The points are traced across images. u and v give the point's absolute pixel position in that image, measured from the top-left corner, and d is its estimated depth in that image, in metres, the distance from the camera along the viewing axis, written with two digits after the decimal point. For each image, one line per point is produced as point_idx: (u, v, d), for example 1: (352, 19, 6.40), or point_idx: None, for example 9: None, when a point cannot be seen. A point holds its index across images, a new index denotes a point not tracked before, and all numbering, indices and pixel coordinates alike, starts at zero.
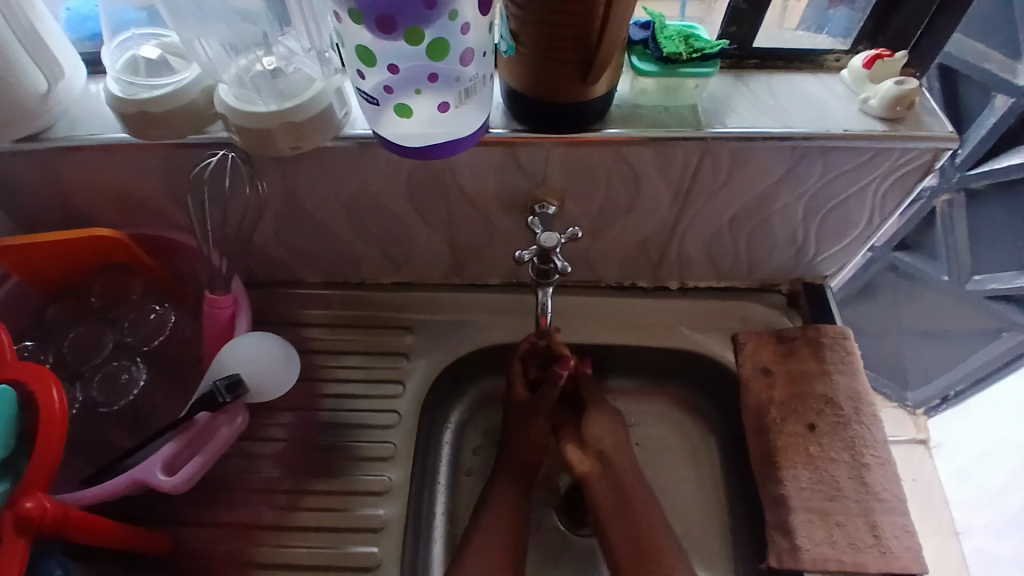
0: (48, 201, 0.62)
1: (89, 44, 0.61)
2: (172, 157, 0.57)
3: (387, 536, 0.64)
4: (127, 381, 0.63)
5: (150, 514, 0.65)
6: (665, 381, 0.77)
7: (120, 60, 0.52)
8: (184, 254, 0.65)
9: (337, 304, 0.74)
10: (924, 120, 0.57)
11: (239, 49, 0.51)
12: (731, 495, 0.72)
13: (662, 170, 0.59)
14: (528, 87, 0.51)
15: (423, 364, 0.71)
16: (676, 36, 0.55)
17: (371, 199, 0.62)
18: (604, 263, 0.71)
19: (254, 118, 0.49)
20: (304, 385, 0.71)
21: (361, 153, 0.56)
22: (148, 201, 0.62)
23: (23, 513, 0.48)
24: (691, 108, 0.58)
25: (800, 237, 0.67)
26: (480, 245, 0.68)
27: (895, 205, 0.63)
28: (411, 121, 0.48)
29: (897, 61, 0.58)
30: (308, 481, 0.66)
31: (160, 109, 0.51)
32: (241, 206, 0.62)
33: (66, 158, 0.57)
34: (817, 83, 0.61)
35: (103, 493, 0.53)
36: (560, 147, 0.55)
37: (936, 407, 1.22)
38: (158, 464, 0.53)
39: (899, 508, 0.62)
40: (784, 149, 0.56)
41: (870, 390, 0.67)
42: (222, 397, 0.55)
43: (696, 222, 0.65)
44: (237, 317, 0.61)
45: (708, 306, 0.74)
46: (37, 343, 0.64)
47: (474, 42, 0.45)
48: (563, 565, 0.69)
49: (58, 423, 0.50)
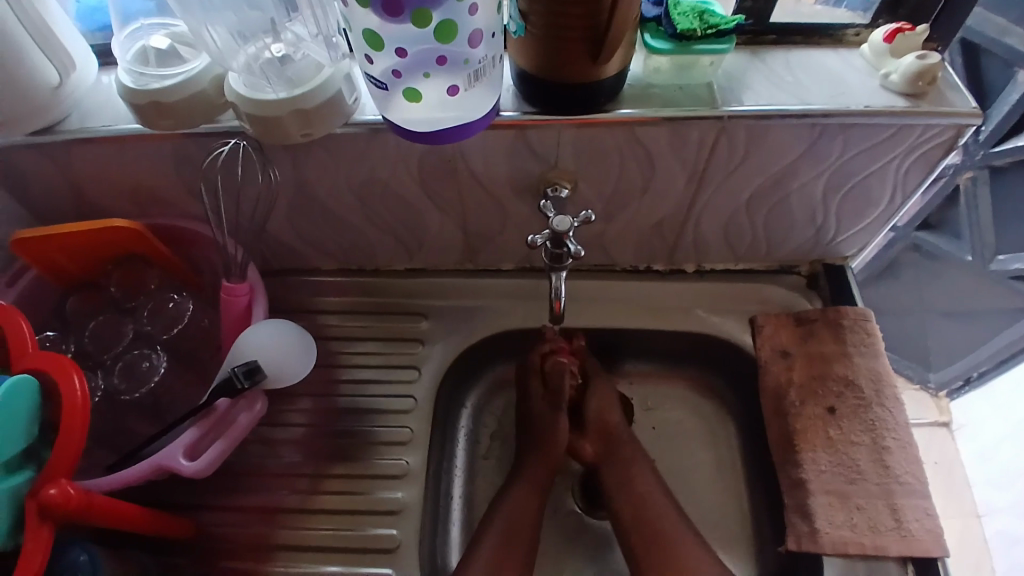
0: (64, 192, 0.62)
1: (100, 36, 0.61)
2: (184, 147, 0.57)
3: (406, 519, 0.64)
4: (148, 368, 0.64)
5: (174, 499, 0.66)
6: (682, 365, 0.76)
7: (131, 50, 0.52)
8: (199, 244, 0.65)
9: (352, 291, 0.74)
10: (947, 95, 0.55)
11: (247, 37, 0.51)
12: (749, 478, 0.72)
13: (676, 151, 0.57)
14: (538, 69, 0.50)
15: (439, 349, 0.72)
16: (691, 12, 0.54)
17: (382, 186, 0.62)
18: (619, 247, 0.71)
19: (263, 105, 0.49)
20: (321, 371, 0.71)
21: (372, 139, 0.55)
22: (163, 192, 0.63)
23: (47, 500, 0.49)
24: (706, 86, 0.56)
25: (820, 216, 0.66)
26: (492, 230, 0.68)
27: (917, 182, 0.61)
28: (421, 105, 0.47)
29: (920, 34, 0.56)
30: (328, 466, 0.67)
31: (171, 99, 0.50)
32: (254, 195, 0.62)
33: (80, 150, 0.57)
34: (836, 57, 0.60)
35: (127, 479, 0.54)
36: (572, 128, 0.54)
37: (958, 390, 1.21)
38: (181, 449, 0.54)
39: (920, 491, 0.61)
40: (803, 126, 0.55)
41: (890, 371, 0.66)
42: (240, 383, 0.56)
43: (712, 203, 0.64)
44: (254, 306, 0.61)
45: (725, 289, 0.73)
46: (59, 334, 0.66)
47: (482, 23, 0.44)
48: (580, 548, 0.69)
49: (79, 412, 0.51)
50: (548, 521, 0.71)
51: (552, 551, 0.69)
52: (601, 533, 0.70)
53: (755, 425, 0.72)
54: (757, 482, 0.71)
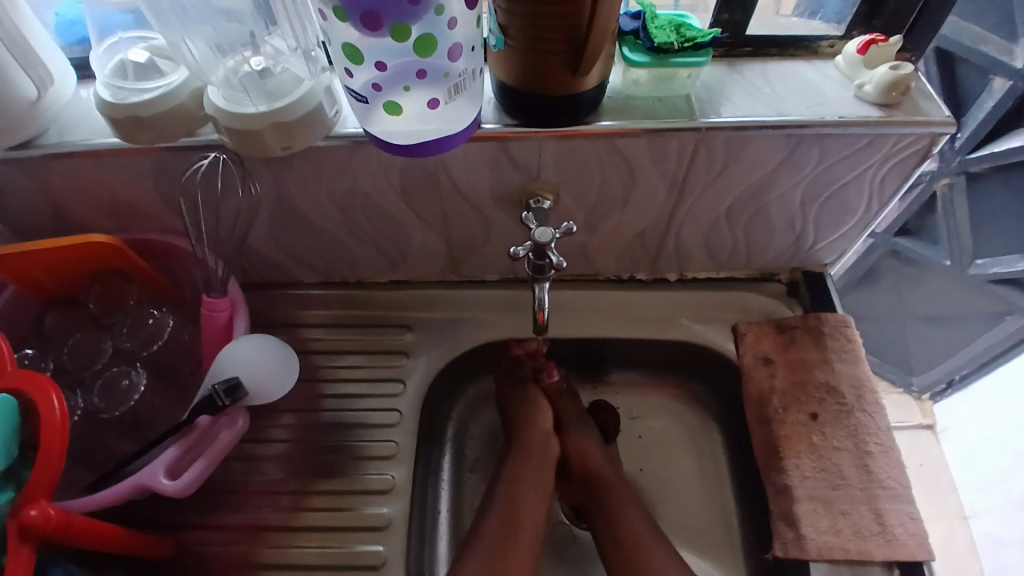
0: (42, 208, 0.61)
1: (79, 50, 0.61)
2: (164, 161, 0.56)
3: (392, 534, 0.64)
4: (127, 387, 0.63)
5: (155, 518, 0.65)
6: (666, 374, 0.77)
7: (108, 64, 0.51)
8: (180, 259, 0.65)
9: (335, 304, 0.74)
10: (920, 104, 0.56)
11: (225, 50, 0.51)
12: (735, 486, 0.72)
13: (657, 161, 0.58)
14: (517, 81, 0.50)
15: (423, 361, 0.71)
16: (668, 26, 0.55)
17: (365, 199, 0.61)
18: (602, 256, 0.71)
19: (243, 119, 0.49)
20: (304, 386, 0.71)
21: (353, 152, 0.55)
22: (143, 206, 0.62)
23: (27, 521, 0.48)
24: (685, 97, 0.57)
25: (799, 224, 0.67)
26: (476, 241, 0.68)
27: (893, 190, 0.62)
28: (402, 118, 0.47)
29: (892, 46, 0.57)
30: (312, 481, 0.66)
31: (151, 112, 0.50)
32: (234, 208, 0.62)
33: (59, 165, 0.57)
34: (812, 69, 0.61)
35: (105, 499, 0.53)
36: (554, 140, 0.55)
37: (942, 392, 1.22)
38: (161, 468, 0.53)
39: (903, 495, 0.61)
40: (780, 137, 0.56)
41: (872, 377, 0.67)
42: (222, 401, 0.55)
43: (693, 212, 0.65)
44: (235, 320, 0.60)
45: (708, 297, 0.74)
46: (37, 351, 0.65)
47: (462, 37, 0.45)
48: (568, 559, 0.69)
49: (59, 428, 0.50)
50: None
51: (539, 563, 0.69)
52: (589, 544, 0.70)
53: (739, 433, 0.72)
54: (743, 490, 0.71)
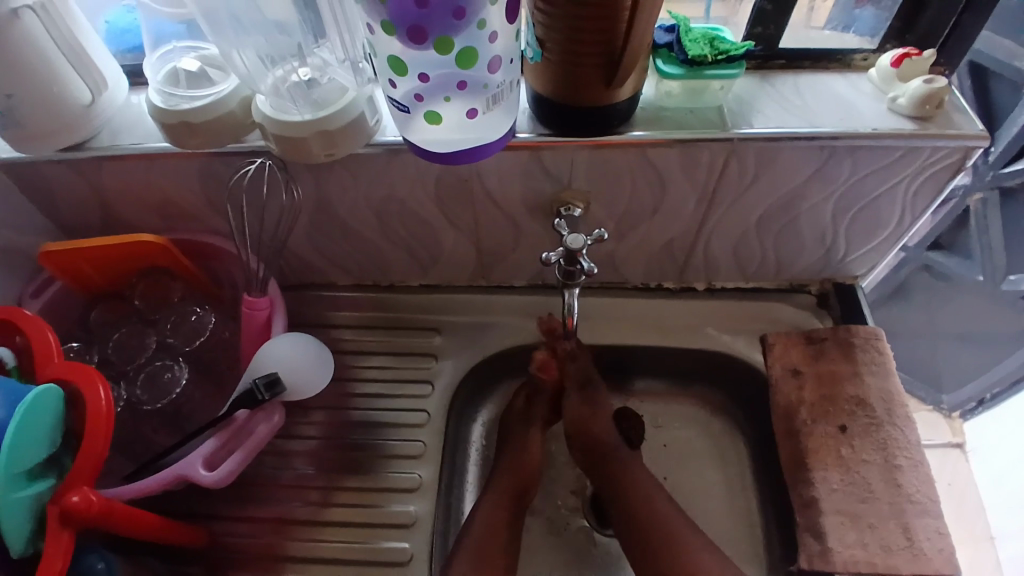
0: (94, 207, 0.64)
1: (129, 57, 0.64)
2: (212, 164, 0.59)
3: (418, 532, 0.65)
4: (169, 380, 0.65)
5: (190, 509, 0.67)
6: (693, 383, 0.77)
7: (161, 71, 0.54)
8: (220, 260, 0.67)
9: (367, 306, 0.76)
10: (954, 118, 0.56)
11: (275, 60, 0.53)
12: (760, 496, 0.72)
13: (688, 171, 0.59)
14: (554, 93, 0.52)
15: (452, 364, 0.73)
16: (702, 38, 0.55)
17: (400, 205, 0.63)
18: (630, 264, 0.72)
19: (288, 126, 0.50)
20: (336, 385, 0.72)
21: (392, 159, 0.57)
22: (187, 208, 0.65)
23: (70, 506, 0.51)
24: (717, 109, 0.58)
25: (830, 236, 0.67)
26: (506, 247, 0.69)
27: (926, 204, 0.62)
28: (440, 127, 0.49)
29: (925, 61, 0.57)
30: (341, 478, 0.68)
31: (200, 119, 0.53)
32: (276, 213, 0.64)
33: (110, 166, 0.60)
34: (844, 81, 0.61)
35: (148, 488, 0.55)
36: (586, 149, 0.56)
37: (972, 410, 1.20)
38: (200, 460, 0.55)
39: (931, 511, 0.61)
40: (812, 149, 0.56)
41: (902, 391, 0.66)
42: (261, 394, 0.57)
43: (723, 223, 0.65)
44: (274, 319, 0.62)
45: (736, 307, 0.74)
46: (83, 344, 0.67)
47: (502, 50, 0.46)
48: (590, 564, 0.70)
49: (103, 418, 0.52)
50: (559, 537, 0.71)
51: (563, 566, 0.70)
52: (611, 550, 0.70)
53: (767, 444, 0.72)
54: (769, 501, 0.71)
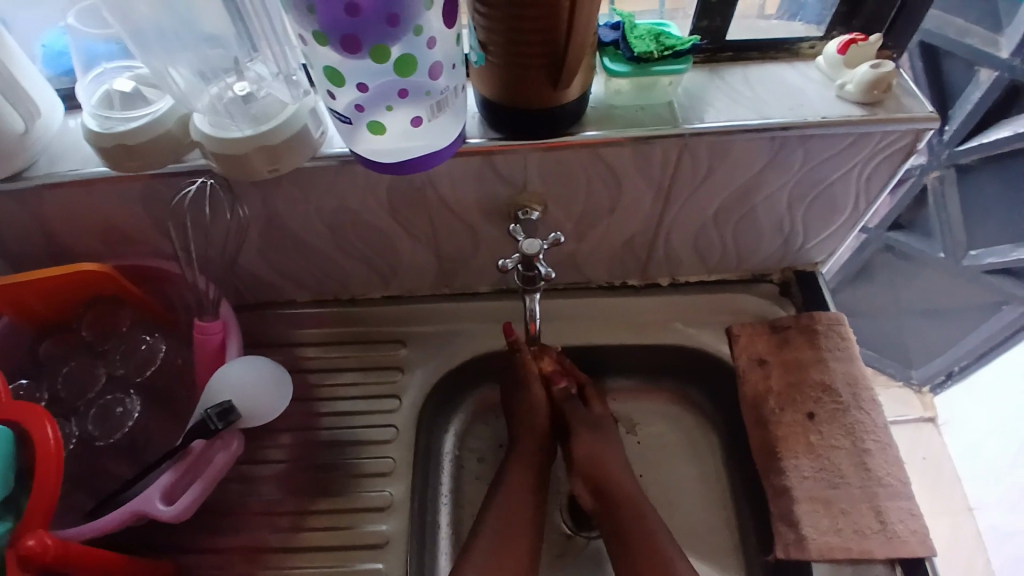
0: (35, 239, 0.62)
1: (66, 80, 0.61)
2: (153, 186, 0.57)
3: (392, 551, 0.64)
4: (121, 414, 0.63)
5: (155, 542, 0.65)
6: (662, 378, 0.77)
7: (95, 95, 0.52)
8: (171, 284, 0.65)
9: (329, 321, 0.74)
10: (903, 101, 0.57)
11: (208, 77, 0.51)
12: (734, 487, 0.72)
13: (642, 169, 0.58)
14: (500, 97, 0.51)
15: (419, 376, 0.71)
16: (647, 35, 0.55)
17: (354, 218, 0.62)
18: (593, 264, 0.71)
19: (229, 143, 0.49)
20: (300, 405, 0.71)
21: (340, 171, 0.56)
22: (133, 232, 0.62)
23: (24, 552, 0.48)
24: (667, 105, 0.58)
25: (788, 224, 0.67)
26: (466, 254, 0.68)
27: (880, 186, 0.62)
28: (385, 137, 0.48)
29: (872, 44, 0.58)
30: (310, 502, 0.66)
31: (137, 140, 0.51)
32: (224, 232, 0.62)
33: (47, 194, 0.57)
34: (793, 71, 0.61)
35: (104, 528, 0.53)
36: (538, 152, 0.55)
37: (941, 384, 1.22)
38: (157, 494, 0.53)
39: (903, 492, 0.61)
40: (763, 140, 0.56)
41: (867, 374, 0.67)
42: (214, 424, 0.55)
43: (682, 217, 0.65)
44: (228, 342, 0.61)
45: (700, 300, 0.74)
46: (31, 381, 0.64)
47: (442, 55, 0.45)
48: (570, 568, 0.69)
49: (53, 457, 0.49)
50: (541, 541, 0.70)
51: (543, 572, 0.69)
52: (591, 552, 0.70)
53: (738, 434, 0.72)
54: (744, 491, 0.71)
